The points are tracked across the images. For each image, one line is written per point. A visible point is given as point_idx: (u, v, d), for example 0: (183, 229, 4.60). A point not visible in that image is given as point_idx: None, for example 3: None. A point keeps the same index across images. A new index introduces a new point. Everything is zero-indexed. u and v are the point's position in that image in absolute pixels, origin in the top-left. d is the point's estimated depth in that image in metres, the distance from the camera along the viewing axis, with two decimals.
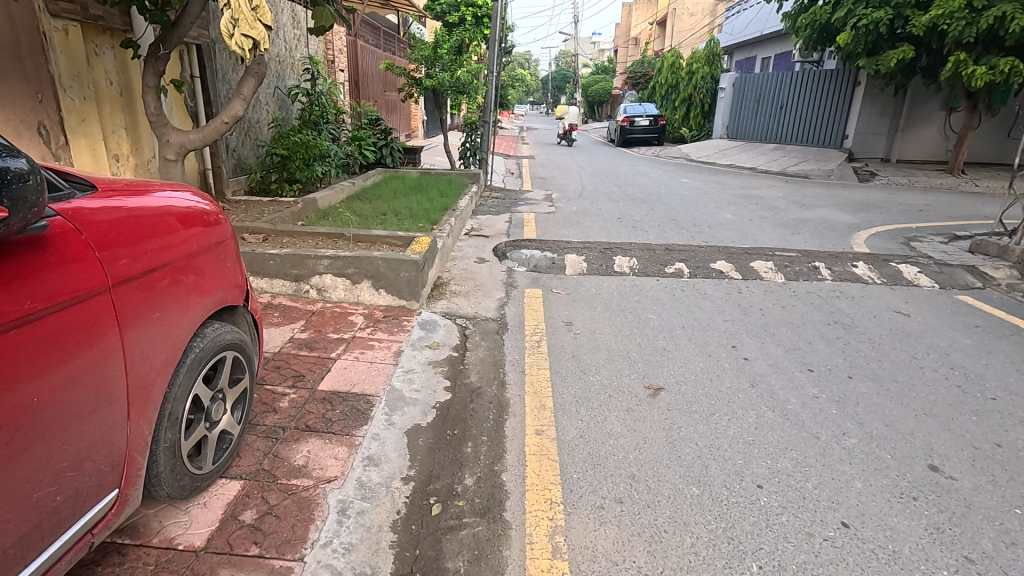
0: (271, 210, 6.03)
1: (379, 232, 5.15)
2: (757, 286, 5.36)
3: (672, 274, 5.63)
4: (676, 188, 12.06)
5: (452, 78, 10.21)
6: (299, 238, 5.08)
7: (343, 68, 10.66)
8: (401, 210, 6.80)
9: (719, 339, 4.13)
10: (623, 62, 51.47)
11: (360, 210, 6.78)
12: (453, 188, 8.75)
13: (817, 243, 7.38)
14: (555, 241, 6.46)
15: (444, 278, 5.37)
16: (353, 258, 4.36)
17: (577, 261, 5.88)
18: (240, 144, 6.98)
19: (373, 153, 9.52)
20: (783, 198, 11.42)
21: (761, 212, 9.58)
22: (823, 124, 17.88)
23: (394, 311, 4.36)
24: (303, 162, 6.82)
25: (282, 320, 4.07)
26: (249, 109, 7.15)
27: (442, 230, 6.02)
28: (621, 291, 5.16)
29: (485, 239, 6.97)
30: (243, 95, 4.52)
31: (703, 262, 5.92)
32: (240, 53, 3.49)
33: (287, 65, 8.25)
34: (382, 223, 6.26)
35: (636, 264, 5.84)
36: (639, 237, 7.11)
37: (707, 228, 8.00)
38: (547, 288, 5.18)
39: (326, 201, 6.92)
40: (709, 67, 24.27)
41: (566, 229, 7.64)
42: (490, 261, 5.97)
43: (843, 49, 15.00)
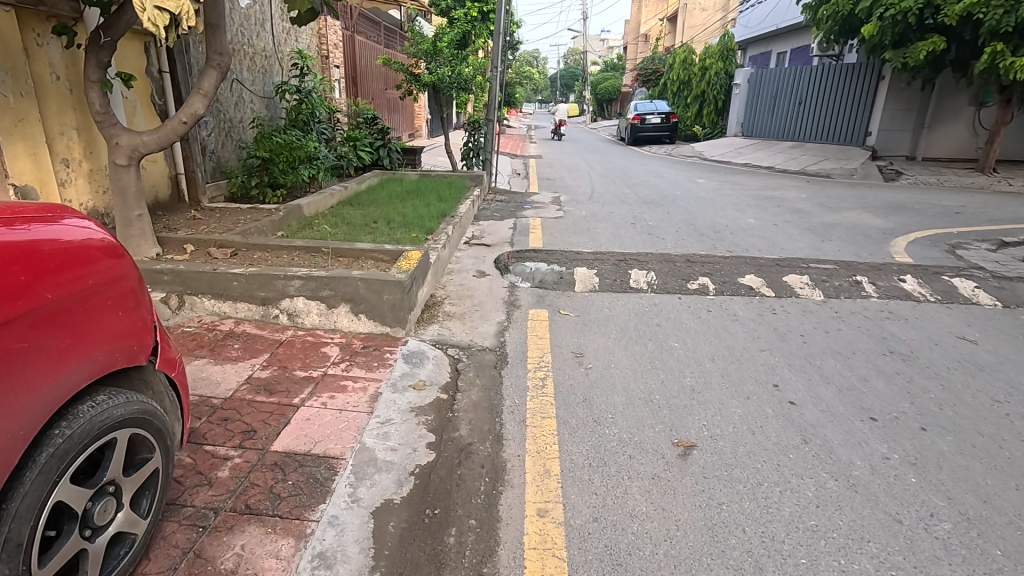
0: (249, 219, 5.45)
1: (363, 246, 4.56)
2: (794, 306, 4.70)
3: (696, 291, 4.98)
4: (691, 189, 11.38)
5: (453, 73, 9.58)
6: (273, 253, 4.49)
7: (339, 64, 10.07)
8: (394, 218, 6.21)
9: (758, 375, 3.49)
10: (633, 59, 50.61)
11: (348, 218, 6.21)
12: (453, 192, 8.14)
13: (853, 251, 6.70)
14: (563, 252, 5.83)
15: (437, 297, 4.77)
16: (329, 279, 3.77)
17: (588, 276, 5.25)
18: (219, 146, 6.40)
19: (369, 154, 8.94)
20: (807, 199, 10.72)
21: (786, 215, 8.89)
22: (844, 120, 17.09)
23: (375, 340, 3.76)
24: (287, 165, 6.24)
25: (242, 352, 3.46)
26: (229, 107, 6.57)
27: (438, 241, 5.42)
28: (639, 312, 4.53)
29: (486, 249, 6.36)
30: (202, 89, 3.92)
31: (730, 276, 5.26)
32: (154, 31, 2.88)
33: (275, 60, 7.68)
34: (371, 232, 5.67)
35: (654, 278, 5.19)
36: (656, 247, 6.46)
37: (729, 234, 7.33)
38: (554, 309, 4.56)
39: (313, 208, 6.35)
40: (723, 63, 23.49)
41: (575, 237, 7.01)
42: (490, 275, 5.36)
43: (867, 42, 14.26)
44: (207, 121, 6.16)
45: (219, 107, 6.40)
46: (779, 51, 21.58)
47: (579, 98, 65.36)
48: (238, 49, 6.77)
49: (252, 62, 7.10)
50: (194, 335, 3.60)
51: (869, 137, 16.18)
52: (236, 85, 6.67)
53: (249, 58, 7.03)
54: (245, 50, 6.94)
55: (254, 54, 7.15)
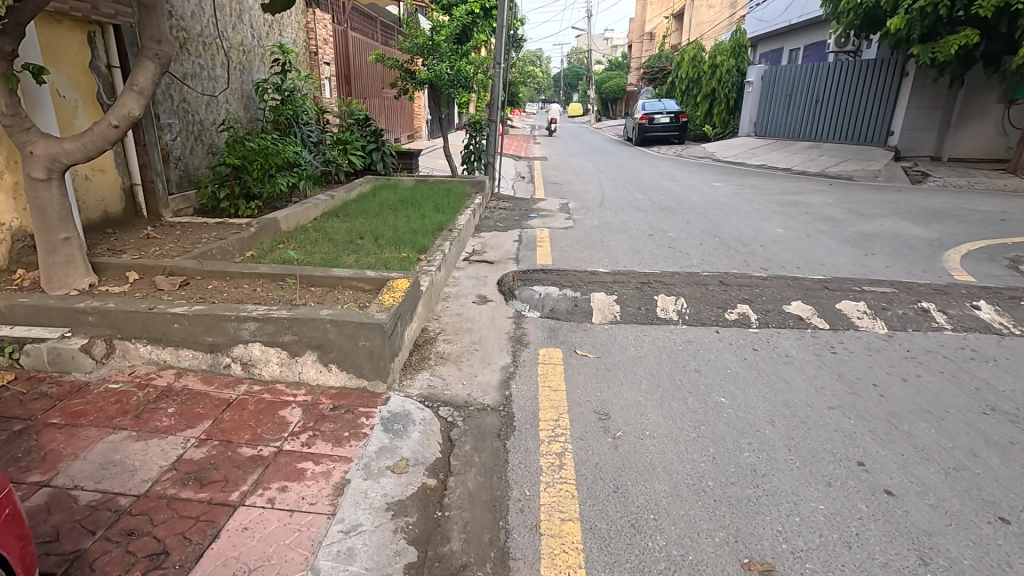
0: (216, 236, 4.75)
1: (339, 273, 3.82)
2: (856, 343, 3.93)
3: (735, 323, 4.22)
4: (709, 194, 10.62)
5: (452, 70, 8.73)
6: (233, 282, 3.75)
7: (330, 61, 9.34)
8: (383, 233, 5.50)
9: (835, 447, 2.73)
10: (638, 58, 49.79)
11: (332, 233, 5.49)
12: (451, 200, 7.41)
13: (902, 267, 5.93)
14: (577, 273, 5.09)
15: (430, 332, 4.03)
16: (292, 319, 3.03)
17: (607, 303, 4.50)
18: (187, 152, 5.67)
19: (360, 158, 8.21)
20: (835, 205, 9.94)
21: (817, 224, 8.11)
22: (865, 119, 16.28)
23: (348, 398, 3.02)
24: (262, 173, 5.51)
25: (176, 418, 2.72)
26: (197, 107, 5.84)
27: (431, 262, 4.67)
28: (671, 351, 3.77)
29: (488, 267, 5.63)
30: (136, 86, 3.19)
31: (773, 303, 4.50)
32: None
33: (254, 56, 6.94)
34: (354, 250, 4.96)
35: (685, 306, 4.44)
36: (681, 265, 5.71)
37: (761, 248, 6.55)
38: (569, 348, 3.82)
39: (292, 222, 5.66)
40: (734, 60, 22.68)
41: (588, 251, 6.26)
42: (493, 302, 4.62)
43: (891, 36, 13.48)
44: (172, 124, 5.44)
45: (186, 108, 5.67)
46: (795, 48, 20.74)
47: (583, 98, 64.55)
48: (210, 43, 6.04)
49: (227, 58, 6.37)
50: (119, 395, 2.86)
51: (892, 136, 15.38)
52: (205, 83, 5.94)
53: (223, 53, 6.31)
54: (219, 44, 6.21)
55: (229, 49, 6.41)
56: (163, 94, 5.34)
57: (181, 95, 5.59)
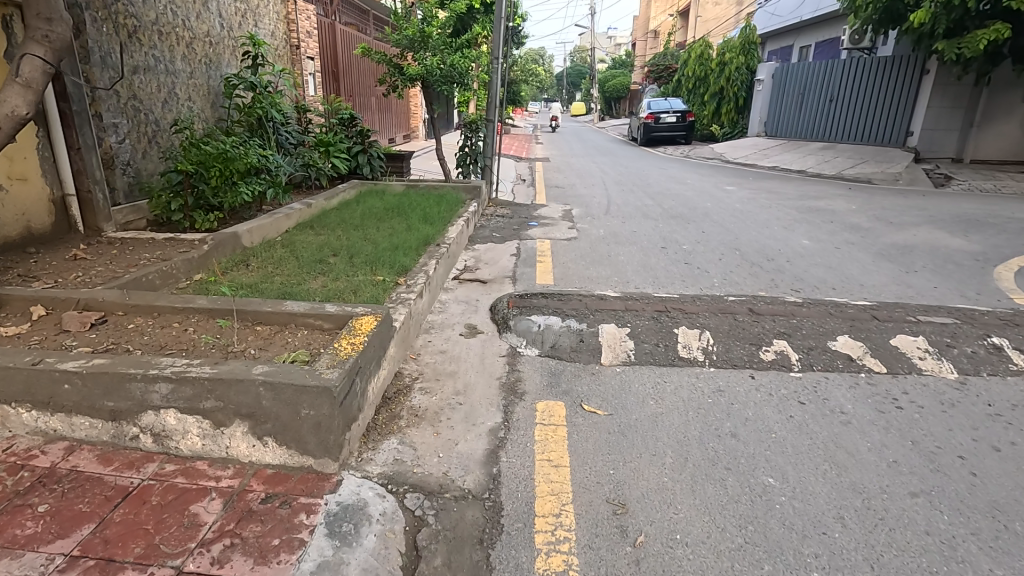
0: (159, 256, 4.07)
1: (292, 308, 3.13)
2: (923, 394, 3.22)
3: (773, 365, 3.52)
4: (722, 199, 9.92)
5: (446, 65, 7.98)
6: (161, 319, 3.05)
7: (314, 55, 8.63)
8: (359, 250, 4.83)
9: (934, 566, 2.02)
10: (643, 55, 48.92)
11: (301, 251, 4.81)
12: (443, 209, 6.72)
13: (952, 288, 5.21)
14: (583, 298, 4.39)
15: (406, 376, 3.34)
16: (215, 380, 2.33)
17: (618, 338, 3.79)
18: (138, 157, 4.99)
19: (344, 160, 7.53)
20: (860, 211, 9.21)
21: (844, 235, 7.39)
22: (882, 119, 15.53)
23: (287, 483, 2.33)
24: (222, 181, 4.83)
25: (46, 521, 2.03)
26: (151, 105, 5.15)
27: (411, 287, 3.98)
28: (698, 406, 3.07)
29: (481, 288, 4.95)
30: (21, 77, 2.62)
31: (815, 338, 3.79)
32: None
33: (223, 48, 6.25)
34: (322, 272, 4.27)
35: (711, 343, 3.74)
36: (701, 286, 5.00)
37: (788, 264, 5.84)
38: (573, 403, 3.10)
39: (257, 236, 5.00)
40: (744, 57, 21.65)
41: (595, 268, 5.56)
42: (484, 335, 3.93)
43: (914, 31, 12.72)
44: (119, 124, 4.76)
45: (137, 106, 4.98)
46: (808, 44, 19.94)
47: (586, 96, 63.65)
48: (166, 33, 5.35)
49: (189, 50, 5.68)
50: None
51: (911, 137, 14.61)
52: (160, 78, 5.25)
53: (184, 45, 5.62)
54: (178, 34, 5.52)
55: (191, 40, 5.72)
56: (107, 90, 4.66)
57: (131, 92, 4.91)
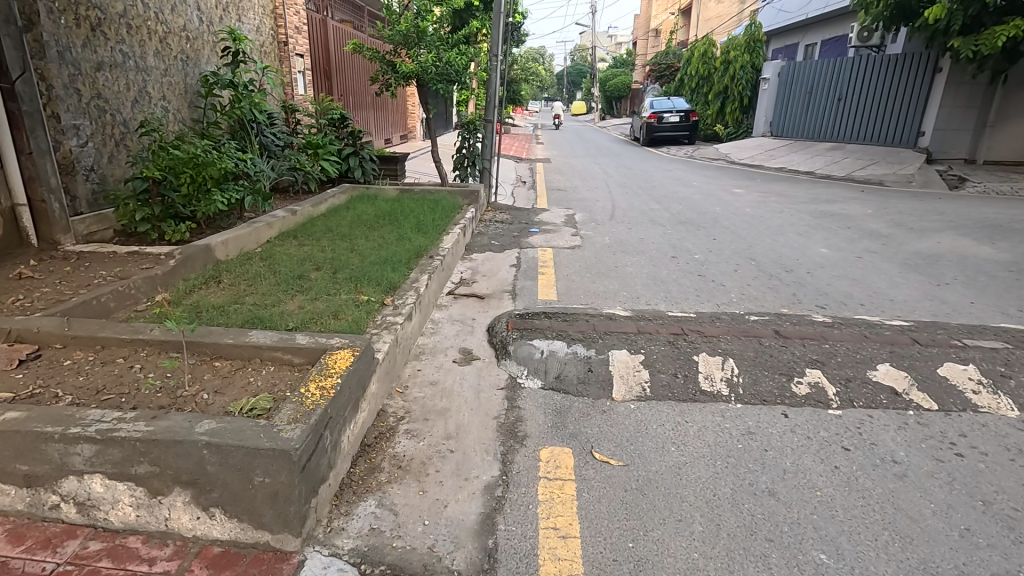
0: (118, 272, 3.65)
1: (258, 339, 2.71)
2: (985, 437, 2.79)
3: (808, 402, 3.09)
4: (731, 203, 9.48)
5: (441, 62, 7.50)
6: (104, 354, 2.64)
7: (304, 52, 8.19)
8: (345, 265, 4.42)
9: None
10: (644, 54, 48.47)
11: (280, 265, 4.39)
12: (439, 215, 6.31)
13: (991, 304, 4.79)
14: (590, 318, 3.96)
15: (390, 416, 2.92)
16: (148, 441, 1.91)
17: (631, 367, 3.38)
18: (103, 161, 4.57)
19: (334, 164, 7.11)
20: (877, 215, 8.78)
21: (864, 243, 6.98)
22: (892, 118, 15.08)
23: (237, 566, 1.91)
24: (193, 189, 4.40)
25: None
26: (118, 105, 4.73)
27: (398, 309, 3.56)
28: (727, 455, 2.64)
29: (478, 305, 4.53)
30: None
31: (853, 367, 3.37)
32: None
33: (202, 44, 5.83)
34: (302, 289, 3.86)
35: (736, 373, 3.31)
36: (718, 302, 4.59)
37: (809, 277, 5.43)
38: (582, 450, 2.68)
39: (233, 248, 4.58)
40: (749, 56, 21.20)
41: (601, 281, 5.14)
42: (480, 363, 3.51)
43: (929, 28, 12.28)
44: (81, 126, 4.34)
45: (102, 106, 4.55)
46: (815, 42, 19.49)
47: (586, 96, 63.23)
48: (136, 26, 4.94)
49: (162, 45, 5.26)
50: None
51: (922, 137, 14.18)
52: (128, 76, 4.82)
53: (156, 39, 5.19)
54: (150, 28, 5.10)
55: (164, 34, 5.30)
56: (67, 88, 4.23)
57: (95, 91, 4.48)
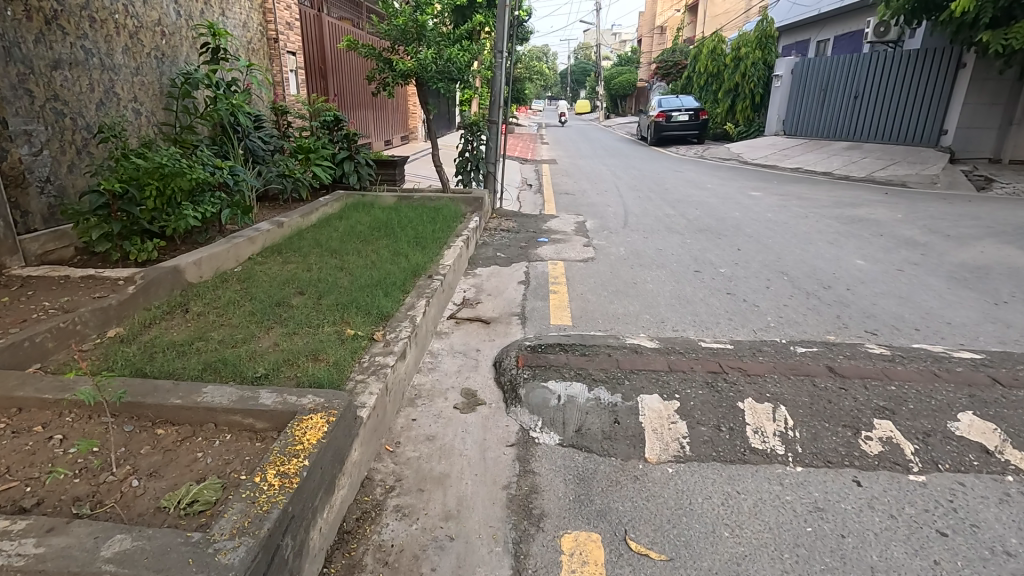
0: (66, 303, 3.14)
1: (212, 399, 2.20)
2: None
3: (882, 465, 2.55)
4: (750, 207, 8.94)
5: (441, 59, 6.92)
6: (21, 419, 2.13)
7: (297, 50, 7.65)
8: (333, 288, 3.91)
9: None
10: (649, 52, 47.80)
11: (257, 289, 3.87)
12: (440, 225, 5.79)
13: None
14: (613, 352, 3.43)
15: (376, 486, 2.39)
16: (33, 572, 1.39)
17: (665, 418, 2.84)
18: (62, 171, 4.07)
19: (327, 169, 6.60)
20: (908, 220, 8.22)
21: (901, 253, 6.43)
22: (911, 116, 14.48)
23: None
24: (160, 203, 3.88)
25: None
26: (80, 108, 4.22)
27: (390, 347, 3.04)
28: (796, 544, 2.11)
29: (483, 332, 4.01)
30: None
31: (929, 417, 2.84)
32: None
33: (179, 39, 5.32)
34: (280, 320, 3.35)
35: (791, 426, 2.77)
36: (755, 329, 4.05)
37: (851, 294, 4.89)
38: (613, 536, 2.16)
39: (209, 268, 4.08)
40: (760, 52, 20.57)
41: (620, 302, 4.61)
42: (486, 411, 2.99)
43: (956, 21, 11.68)
44: (34, 131, 3.84)
45: (59, 109, 4.05)
46: (829, 37, 18.86)
47: (591, 94, 62.66)
48: (101, 19, 4.43)
49: (132, 40, 4.75)
50: None
51: (945, 136, 13.57)
52: (91, 75, 4.32)
53: (126, 34, 4.69)
54: (117, 21, 4.59)
55: (135, 29, 4.79)
56: (16, 89, 3.73)
57: (50, 92, 3.97)
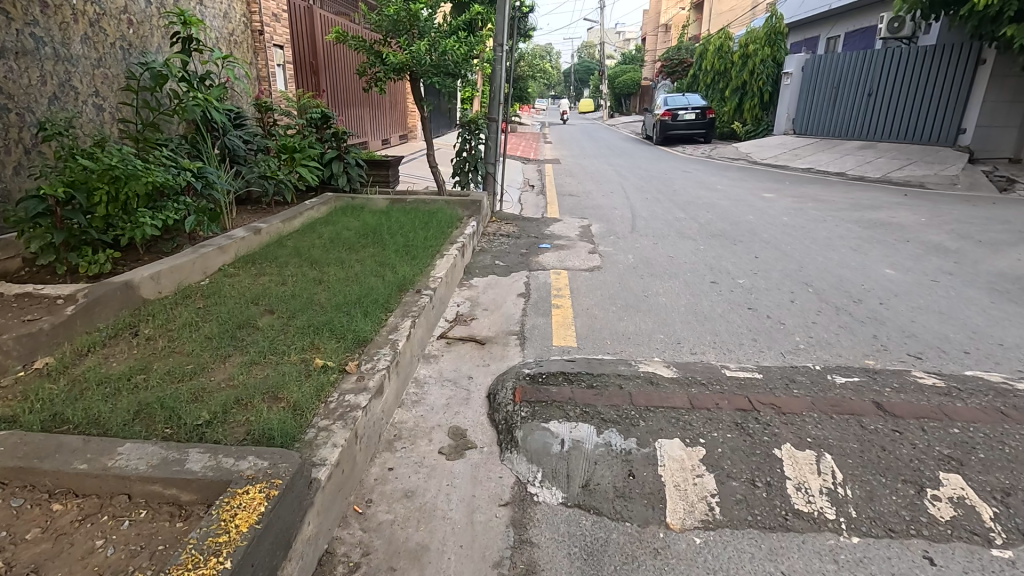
0: None
1: (128, 463, 1.76)
2: None
3: (956, 533, 2.09)
4: (765, 210, 8.48)
5: (436, 52, 6.47)
6: None
7: (285, 42, 7.20)
8: (307, 306, 3.46)
9: None
10: (654, 49, 47.24)
11: (221, 307, 3.41)
12: (433, 231, 5.34)
13: None
14: (624, 384, 2.98)
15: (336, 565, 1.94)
16: None
17: (689, 470, 2.38)
18: (6, 173, 3.63)
19: (314, 170, 6.15)
20: (934, 224, 7.74)
21: (932, 260, 5.96)
22: (927, 114, 13.96)
23: None
24: (111, 209, 3.43)
25: None
26: (28, 103, 3.77)
27: (363, 383, 2.58)
28: None
29: (477, 355, 3.56)
30: None
31: (1004, 469, 2.37)
32: None
33: (149, 29, 4.88)
34: (240, 347, 2.90)
35: (840, 482, 2.31)
36: (783, 352, 3.59)
37: (885, 309, 4.42)
38: None
39: (170, 282, 3.63)
40: (770, 49, 20.00)
41: (631, 318, 4.14)
42: (477, 457, 2.54)
43: (977, 14, 11.17)
44: None
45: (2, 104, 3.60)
46: (841, 34, 18.33)
47: (594, 93, 62.12)
48: (55, 4, 3.98)
49: (93, 29, 4.31)
50: None
51: (963, 135, 13.07)
52: (41, 66, 3.87)
53: (85, 22, 4.24)
54: (75, 7, 4.15)
55: (96, 16, 4.34)
56: None
57: None
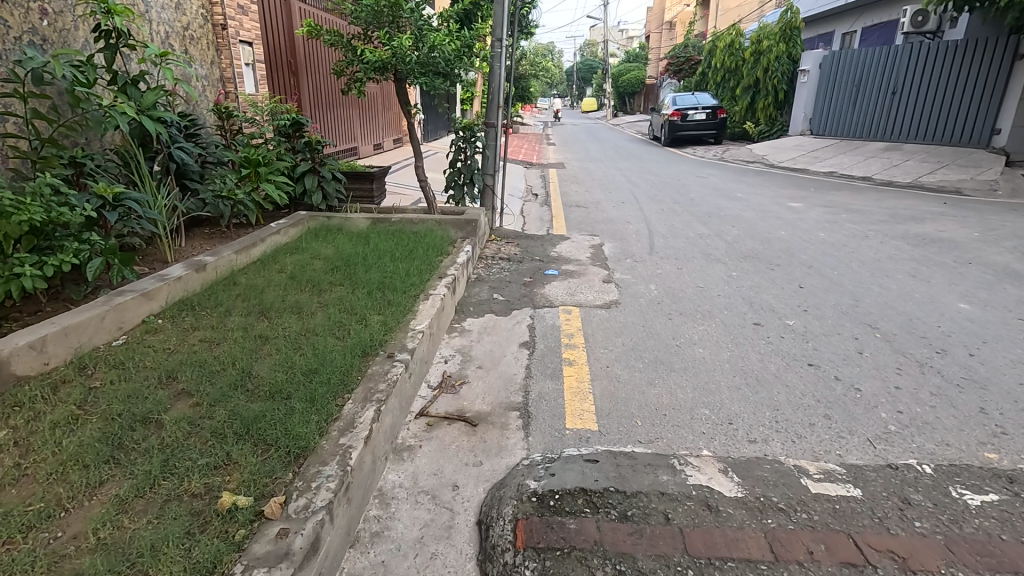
0: None
1: None
2: None
3: None
4: (796, 224, 7.57)
5: (422, 47, 5.58)
6: None
7: (254, 39, 6.32)
8: (238, 385, 2.57)
9: None
10: (659, 48, 46.28)
11: (120, 387, 2.53)
12: (419, 261, 4.48)
13: None
14: (671, 514, 2.11)
15: None
16: None
17: None
18: None
19: (281, 187, 5.28)
20: (991, 240, 6.83)
21: (1007, 289, 5.05)
22: (957, 114, 13.02)
23: None
24: None
25: None
26: None
27: (279, 545, 1.70)
28: None
29: (467, 445, 2.67)
30: None
31: None
32: None
33: (67, 21, 3.99)
34: (122, 466, 2.02)
35: None
36: (873, 440, 2.70)
37: (981, 365, 3.52)
38: None
39: (62, 348, 2.75)
40: (785, 45, 19.03)
41: (664, 383, 3.25)
42: None
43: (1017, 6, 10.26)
44: None
45: None
46: (859, 29, 17.41)
47: (597, 92, 61.18)
48: None
49: None
50: None
51: (998, 135, 12.15)
52: None
53: None
54: None
55: None
56: None
57: None
